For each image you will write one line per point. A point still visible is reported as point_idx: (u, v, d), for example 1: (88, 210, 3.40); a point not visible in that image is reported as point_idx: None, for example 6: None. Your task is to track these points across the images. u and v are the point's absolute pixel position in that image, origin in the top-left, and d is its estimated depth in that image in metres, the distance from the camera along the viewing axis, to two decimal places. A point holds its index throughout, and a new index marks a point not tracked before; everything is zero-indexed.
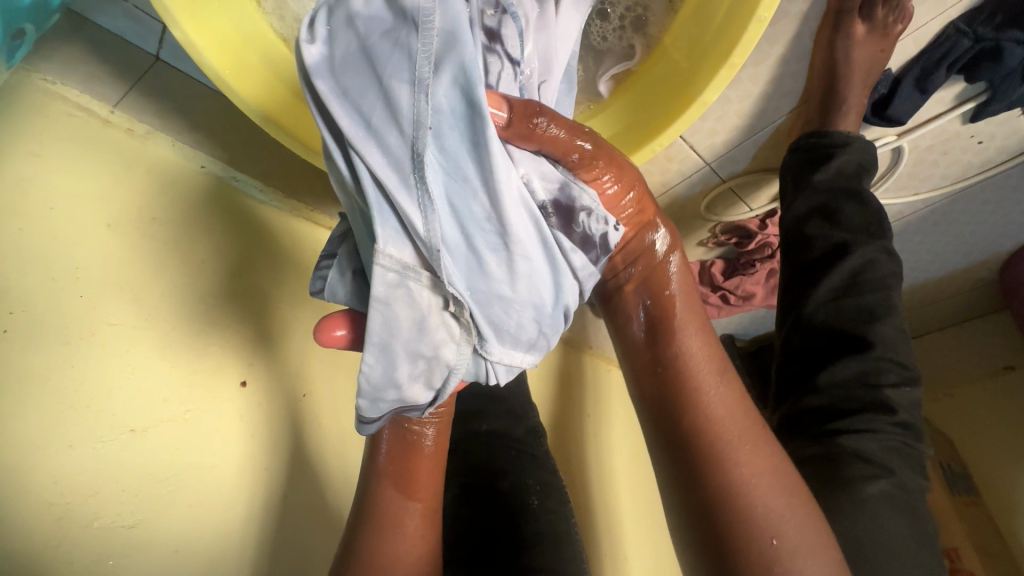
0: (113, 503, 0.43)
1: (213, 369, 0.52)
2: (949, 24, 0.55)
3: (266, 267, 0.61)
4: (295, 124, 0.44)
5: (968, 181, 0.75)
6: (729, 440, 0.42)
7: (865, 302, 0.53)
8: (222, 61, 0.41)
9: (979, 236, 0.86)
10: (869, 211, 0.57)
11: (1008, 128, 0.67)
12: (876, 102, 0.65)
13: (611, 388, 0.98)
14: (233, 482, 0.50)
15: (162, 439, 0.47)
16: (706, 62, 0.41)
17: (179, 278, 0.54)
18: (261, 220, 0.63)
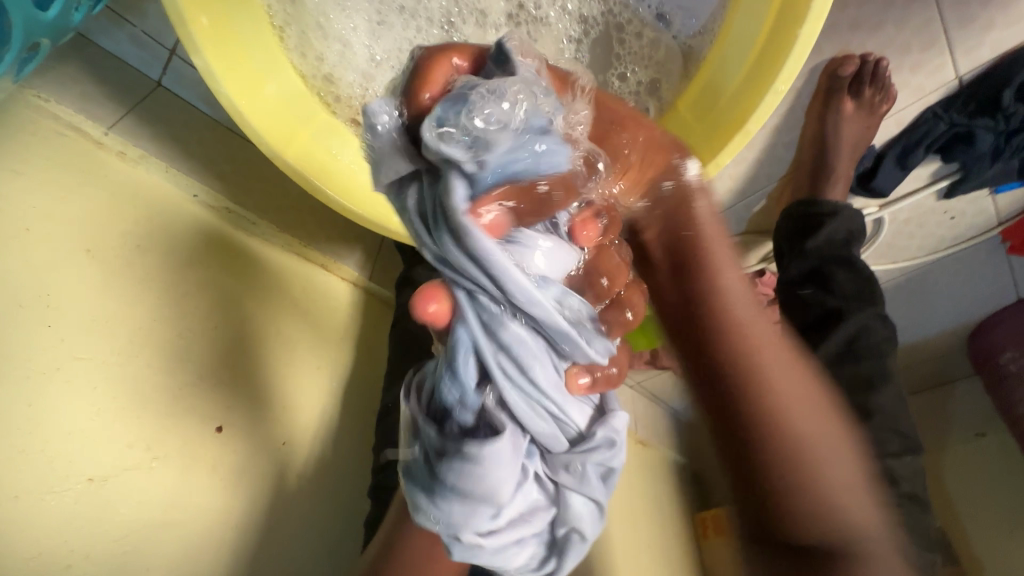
0: (60, 562, 0.38)
1: (188, 415, 0.48)
2: (927, 108, 0.60)
3: (255, 300, 0.57)
4: (305, 164, 0.44)
5: (943, 251, 0.79)
6: (811, 448, 0.28)
7: (862, 369, 0.54)
8: (239, 91, 0.40)
9: (951, 305, 0.90)
10: (860, 278, 0.59)
11: (978, 206, 0.71)
12: (863, 173, 0.69)
13: None
14: (198, 537, 0.45)
15: (121, 491, 0.42)
16: (720, 128, 0.42)
17: (160, 309, 0.50)
18: (253, 255, 0.60)
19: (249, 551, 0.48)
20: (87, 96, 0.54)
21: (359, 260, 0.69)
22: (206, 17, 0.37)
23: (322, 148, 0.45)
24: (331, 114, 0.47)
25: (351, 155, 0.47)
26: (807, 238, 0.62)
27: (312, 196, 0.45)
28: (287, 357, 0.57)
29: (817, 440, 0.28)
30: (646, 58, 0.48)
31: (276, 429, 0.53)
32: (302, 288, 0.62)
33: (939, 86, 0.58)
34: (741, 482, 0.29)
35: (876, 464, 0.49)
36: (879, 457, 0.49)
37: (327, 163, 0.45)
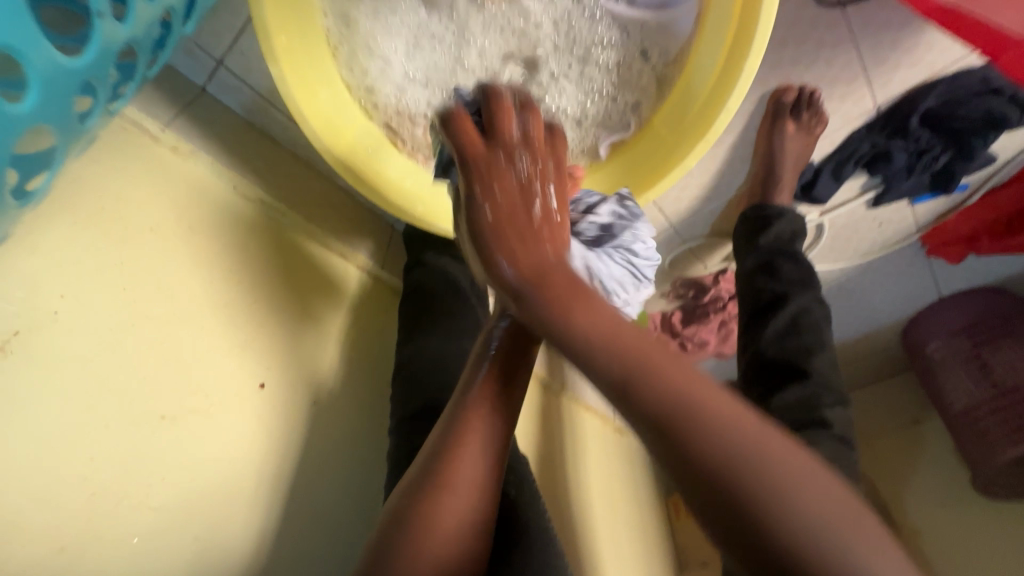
0: (142, 486, 0.45)
1: (236, 372, 0.55)
2: (854, 131, 0.75)
3: (288, 279, 0.65)
4: (351, 157, 0.53)
5: (876, 254, 0.93)
6: (822, 569, 0.27)
7: (804, 341, 0.65)
8: (302, 95, 0.49)
9: (886, 302, 1.03)
10: (802, 267, 0.71)
11: (900, 214, 0.85)
12: (804, 185, 0.81)
13: (583, 429, 1.03)
14: (250, 474, 0.52)
15: (186, 429, 0.49)
16: (687, 138, 0.53)
17: (211, 282, 0.58)
18: (284, 241, 0.67)
19: (291, 490, 0.54)
20: (147, 97, 0.61)
21: (372, 251, 0.78)
22: (283, 35, 0.46)
23: (361, 146, 0.54)
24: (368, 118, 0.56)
25: (383, 153, 0.56)
26: (759, 236, 0.74)
27: (353, 183, 0.54)
28: (314, 330, 0.65)
29: (820, 524, 0.27)
30: (631, 85, 0.58)
31: (307, 389, 0.60)
32: (325, 271, 0.70)
33: (862, 112, 0.72)
34: (709, 511, 0.29)
35: (814, 413, 0.60)
36: (817, 408, 0.61)
37: (366, 158, 0.54)
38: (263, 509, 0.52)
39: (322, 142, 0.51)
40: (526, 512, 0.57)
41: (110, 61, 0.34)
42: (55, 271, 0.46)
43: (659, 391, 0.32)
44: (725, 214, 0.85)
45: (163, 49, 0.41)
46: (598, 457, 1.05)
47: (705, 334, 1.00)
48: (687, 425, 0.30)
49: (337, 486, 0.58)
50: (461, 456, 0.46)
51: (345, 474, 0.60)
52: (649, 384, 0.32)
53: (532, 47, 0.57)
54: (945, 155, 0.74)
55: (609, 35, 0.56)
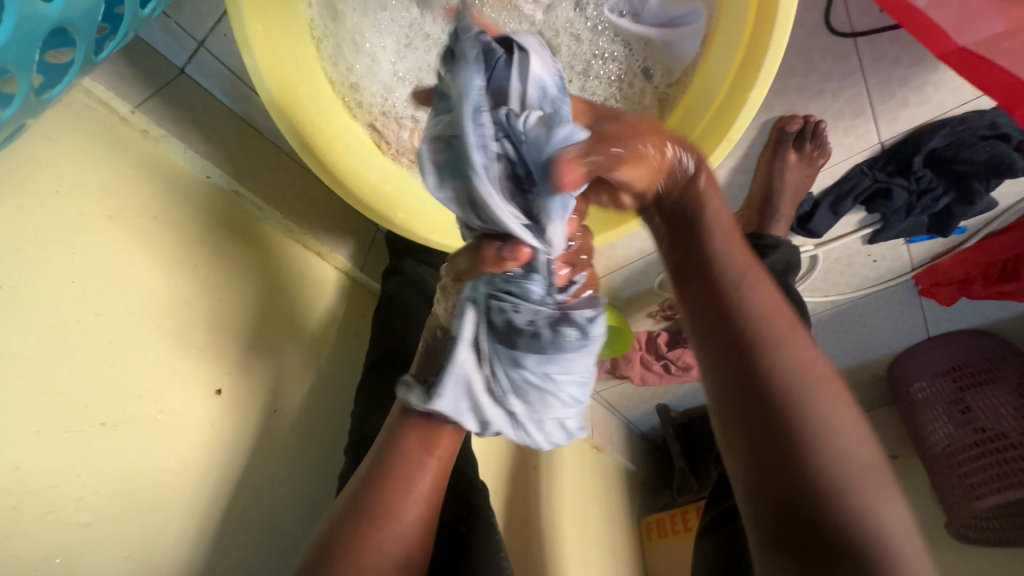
0: (71, 499, 0.41)
1: (190, 377, 0.52)
2: (855, 165, 0.73)
3: (257, 278, 0.61)
4: (328, 158, 0.49)
5: (869, 290, 0.91)
6: (830, 461, 0.30)
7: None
8: (279, 90, 0.45)
9: (874, 338, 1.02)
10: (794, 300, 0.70)
11: (896, 251, 0.83)
12: (801, 216, 0.79)
13: (559, 446, 1.01)
14: (195, 487, 0.49)
15: (130, 437, 0.46)
16: None
17: (170, 278, 0.54)
18: (257, 236, 0.64)
19: (239, 505, 0.51)
20: (118, 75, 0.57)
21: (351, 253, 0.74)
22: (260, 23, 0.43)
23: (341, 145, 0.51)
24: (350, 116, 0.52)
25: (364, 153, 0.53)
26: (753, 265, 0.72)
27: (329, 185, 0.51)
28: (281, 333, 0.61)
29: (839, 443, 0.31)
30: (632, 102, 0.54)
31: (267, 397, 0.57)
32: (299, 271, 0.67)
33: (865, 147, 0.70)
34: (761, 446, 0.32)
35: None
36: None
37: (345, 158, 0.51)
38: (206, 524, 0.49)
39: (297, 139, 0.47)
40: (487, 544, 0.54)
41: (36, 45, 0.30)
42: None
43: (749, 318, 0.33)
44: None
45: (122, 28, 0.38)
46: (573, 476, 1.02)
47: (690, 358, 0.97)
48: (793, 370, 0.32)
49: (291, 503, 0.55)
50: (397, 470, 0.45)
51: (301, 489, 0.57)
52: (743, 313, 0.34)
53: None
54: (946, 196, 0.72)
55: (612, 49, 0.53)
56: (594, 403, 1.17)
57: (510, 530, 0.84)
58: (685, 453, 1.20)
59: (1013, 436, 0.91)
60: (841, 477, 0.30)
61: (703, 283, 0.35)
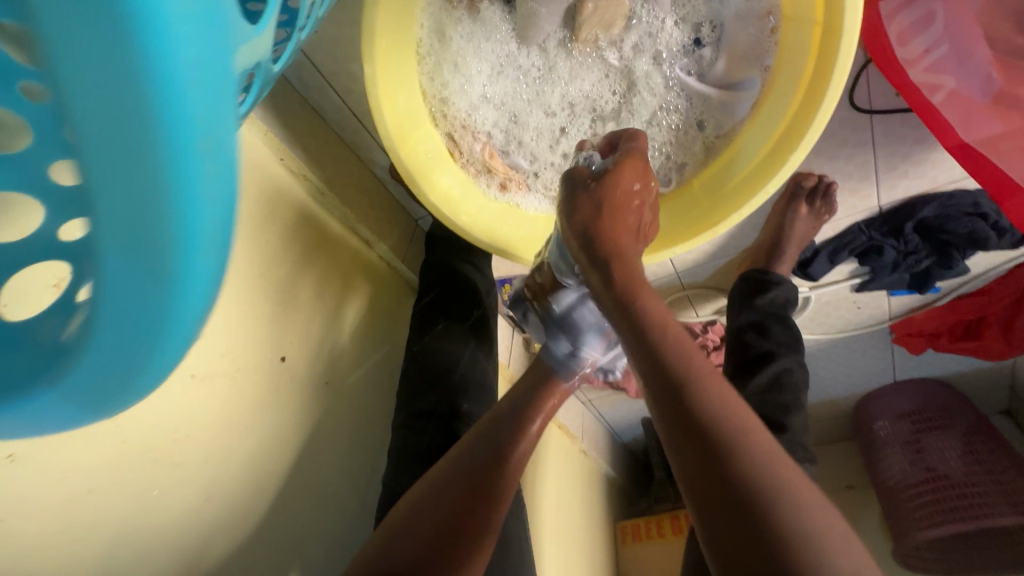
0: (164, 440, 0.45)
1: (259, 342, 0.56)
2: (854, 223, 0.83)
3: (314, 257, 0.66)
4: (414, 161, 0.55)
5: (849, 332, 1.01)
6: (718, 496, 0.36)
7: (784, 398, 0.72)
8: (387, 97, 0.51)
9: (847, 376, 1.12)
10: (790, 332, 0.78)
11: (877, 301, 0.93)
12: (802, 261, 0.87)
13: (553, 446, 1.07)
14: (257, 443, 0.53)
15: (211, 390, 0.50)
16: (720, 208, 0.57)
17: (247, 246, 0.58)
18: (317, 217, 0.68)
19: (291, 464, 0.56)
20: None
21: (394, 244, 0.80)
22: (384, 40, 0.49)
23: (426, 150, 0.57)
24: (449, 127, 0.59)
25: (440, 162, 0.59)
26: (756, 297, 0.80)
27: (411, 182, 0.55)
28: (332, 312, 0.66)
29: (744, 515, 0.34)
30: (682, 147, 0.62)
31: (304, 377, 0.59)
32: (349, 256, 0.72)
33: (865, 208, 0.80)
34: (709, 484, 0.36)
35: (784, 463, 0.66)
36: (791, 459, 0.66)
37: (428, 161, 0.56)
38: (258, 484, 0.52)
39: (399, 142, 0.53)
40: None
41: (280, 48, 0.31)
42: None
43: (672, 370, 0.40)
44: (724, 272, 0.91)
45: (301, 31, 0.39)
46: (561, 475, 1.09)
47: None
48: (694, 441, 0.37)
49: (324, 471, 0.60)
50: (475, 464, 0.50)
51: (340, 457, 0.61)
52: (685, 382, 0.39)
53: (606, 102, 0.62)
54: (927, 259, 0.82)
55: (678, 102, 0.61)
56: (585, 410, 1.24)
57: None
58: (663, 466, 1.28)
59: (953, 478, 1.02)
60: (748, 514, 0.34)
61: (654, 342, 0.41)
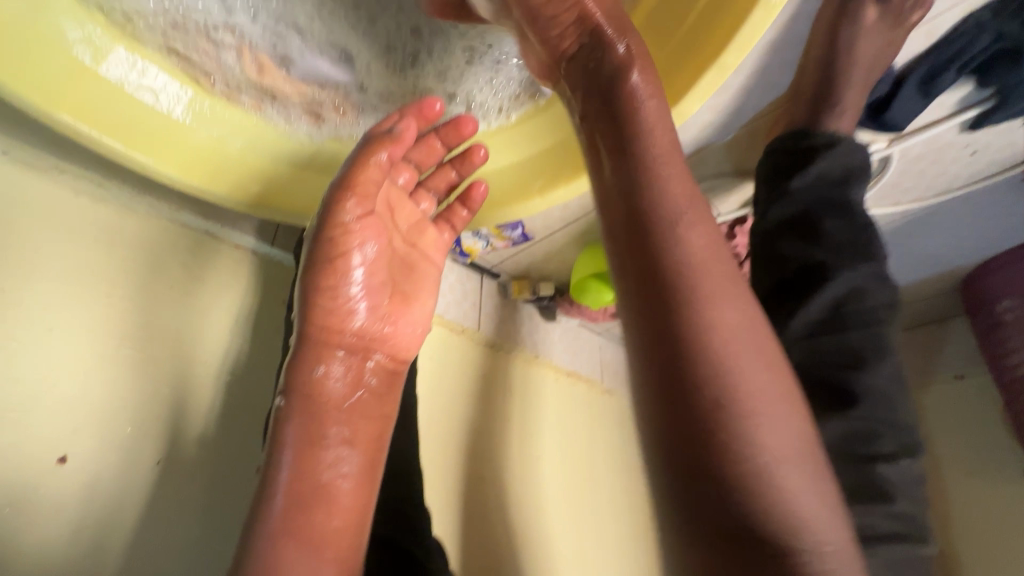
0: (27, 538, 0.38)
1: (34, 433, 0.40)
2: (970, 15, 0.46)
3: (155, 273, 0.49)
4: (126, 125, 0.33)
5: (954, 194, 0.68)
6: (727, 336, 0.26)
7: (848, 341, 0.40)
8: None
9: (953, 247, 0.80)
10: (858, 226, 0.44)
11: (1007, 138, 0.59)
12: (875, 103, 0.54)
13: (542, 401, 0.85)
14: (76, 537, 0.40)
15: (14, 488, 0.39)
16: (686, 64, 0.32)
17: (77, 306, 0.44)
18: (126, 232, 0.49)
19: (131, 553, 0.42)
20: None
21: (256, 226, 0.57)
22: None
23: (140, 104, 0.34)
24: (152, 88, 0.35)
25: (225, 113, 0.37)
26: (792, 177, 0.47)
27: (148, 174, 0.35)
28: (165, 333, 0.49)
29: (781, 462, 0.25)
30: None
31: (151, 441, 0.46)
32: (179, 264, 0.51)
33: None
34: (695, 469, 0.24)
35: (859, 470, 0.37)
36: (867, 462, 0.37)
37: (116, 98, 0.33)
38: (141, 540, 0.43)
39: (48, 115, 0.30)
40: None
41: None
42: None
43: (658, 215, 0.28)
44: (746, 149, 0.60)
45: None
46: (578, 437, 0.89)
47: None
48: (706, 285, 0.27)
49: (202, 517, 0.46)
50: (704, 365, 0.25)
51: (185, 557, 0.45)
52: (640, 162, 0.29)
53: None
54: None
55: None
56: (605, 342, 1.03)
57: (491, 518, 0.70)
58: None
59: None
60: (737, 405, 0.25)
61: (668, 229, 0.28)
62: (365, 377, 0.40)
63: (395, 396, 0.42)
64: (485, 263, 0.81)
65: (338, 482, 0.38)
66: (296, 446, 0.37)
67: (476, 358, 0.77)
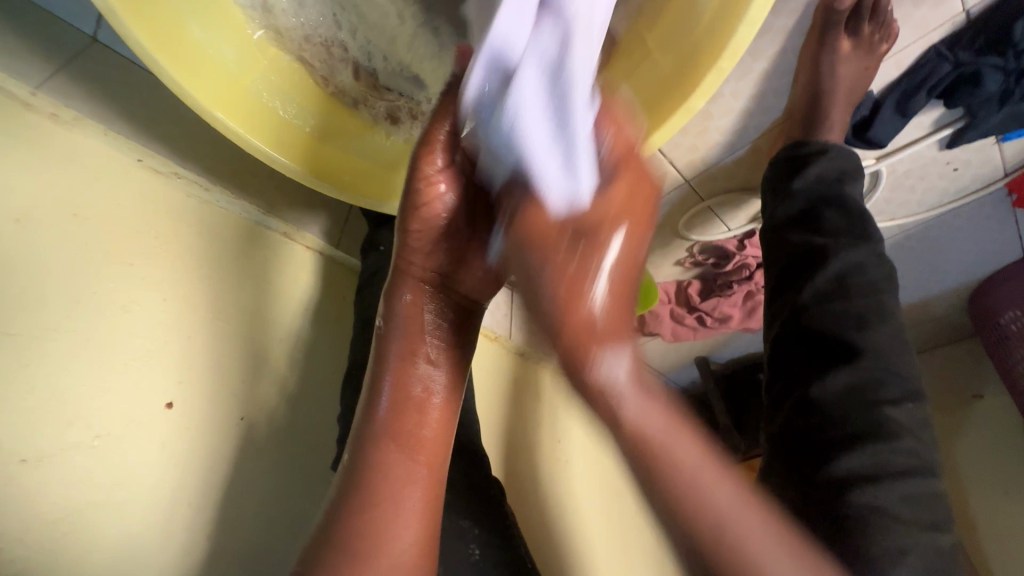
0: (139, 472, 0.46)
1: (146, 386, 0.48)
2: (930, 47, 0.55)
3: (248, 263, 0.58)
4: (258, 126, 0.44)
5: (945, 208, 0.75)
6: (658, 433, 0.25)
7: (854, 306, 0.49)
8: (174, 65, 0.38)
9: (953, 262, 0.86)
10: (853, 217, 0.52)
11: (984, 154, 0.66)
12: (858, 124, 0.63)
13: (568, 409, 0.91)
14: (173, 478, 0.48)
15: (132, 428, 0.46)
16: (690, 72, 0.41)
17: (187, 284, 0.53)
18: (227, 227, 0.58)
19: (221, 494, 0.50)
20: None
21: (324, 229, 0.67)
22: None
23: (266, 112, 0.45)
24: (275, 102, 0.46)
25: (332, 123, 0.49)
26: (793, 179, 0.55)
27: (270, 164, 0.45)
28: (254, 312, 0.57)
29: (717, 500, 0.24)
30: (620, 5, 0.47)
31: (237, 404, 0.53)
32: (265, 258, 0.60)
33: (943, 21, 0.52)
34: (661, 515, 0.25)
35: (870, 414, 0.45)
36: (875, 405, 0.46)
37: (252, 106, 0.44)
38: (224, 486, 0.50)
39: (207, 113, 0.41)
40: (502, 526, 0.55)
41: None
42: (27, 276, 0.44)
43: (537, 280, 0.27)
44: (750, 166, 0.68)
45: None
46: (602, 446, 0.94)
47: (728, 307, 0.86)
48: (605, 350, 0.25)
49: (280, 472, 0.54)
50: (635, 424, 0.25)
51: (262, 502, 0.52)
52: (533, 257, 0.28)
53: None
54: None
55: None
56: None
57: (522, 511, 0.75)
58: (734, 406, 1.09)
59: None
60: (692, 498, 0.24)
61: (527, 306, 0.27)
62: (444, 312, 0.47)
63: (470, 329, 0.49)
64: None
65: (429, 398, 0.46)
66: (395, 367, 0.45)
67: (508, 363, 0.83)
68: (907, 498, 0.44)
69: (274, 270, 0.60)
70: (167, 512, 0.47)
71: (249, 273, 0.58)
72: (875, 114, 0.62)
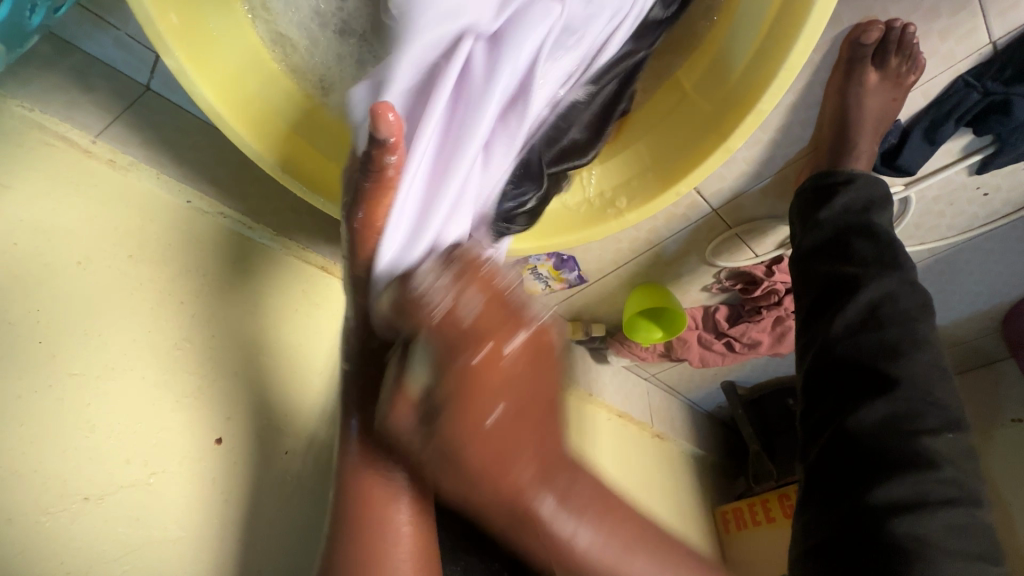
0: (188, 509, 0.47)
1: (195, 421, 0.49)
2: (958, 77, 0.56)
3: (289, 298, 0.60)
4: (301, 169, 0.47)
5: (975, 232, 0.74)
6: (558, 538, 0.31)
7: (887, 337, 0.49)
8: (231, 117, 0.42)
9: (984, 286, 0.85)
10: (881, 245, 0.52)
11: (1014, 179, 0.66)
12: (887, 151, 0.64)
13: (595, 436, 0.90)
14: (220, 515, 0.48)
15: (182, 465, 0.47)
16: (728, 111, 0.42)
17: (234, 319, 0.55)
18: (270, 262, 0.60)
19: (262, 531, 0.50)
20: (64, 106, 0.50)
21: None
22: (175, 14, 0.38)
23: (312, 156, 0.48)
24: (320, 145, 0.49)
25: None
26: (819, 210, 0.56)
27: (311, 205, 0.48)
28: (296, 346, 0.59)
29: (595, 555, 0.32)
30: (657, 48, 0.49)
31: (280, 438, 0.54)
32: (303, 292, 0.62)
33: (971, 51, 0.53)
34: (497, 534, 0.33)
35: (908, 444, 0.45)
36: (912, 435, 0.46)
37: (300, 151, 0.47)
38: (265, 523, 0.51)
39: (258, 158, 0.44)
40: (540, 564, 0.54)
41: None
42: (88, 317, 0.46)
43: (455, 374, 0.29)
44: (779, 193, 0.69)
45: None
46: (629, 474, 0.93)
47: (756, 333, 0.86)
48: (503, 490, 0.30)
49: (322, 508, 0.55)
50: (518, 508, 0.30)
51: (301, 538, 0.52)
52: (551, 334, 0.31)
53: None
54: None
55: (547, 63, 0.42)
56: (653, 386, 1.08)
57: None
58: (762, 432, 1.08)
59: None
60: (525, 531, 0.31)
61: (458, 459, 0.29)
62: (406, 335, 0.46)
63: None
64: (543, 306, 0.90)
65: None
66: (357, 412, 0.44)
67: None
68: (951, 533, 0.43)
69: (311, 304, 0.62)
70: (212, 553, 0.47)
71: (290, 307, 0.60)
72: (903, 141, 0.62)
